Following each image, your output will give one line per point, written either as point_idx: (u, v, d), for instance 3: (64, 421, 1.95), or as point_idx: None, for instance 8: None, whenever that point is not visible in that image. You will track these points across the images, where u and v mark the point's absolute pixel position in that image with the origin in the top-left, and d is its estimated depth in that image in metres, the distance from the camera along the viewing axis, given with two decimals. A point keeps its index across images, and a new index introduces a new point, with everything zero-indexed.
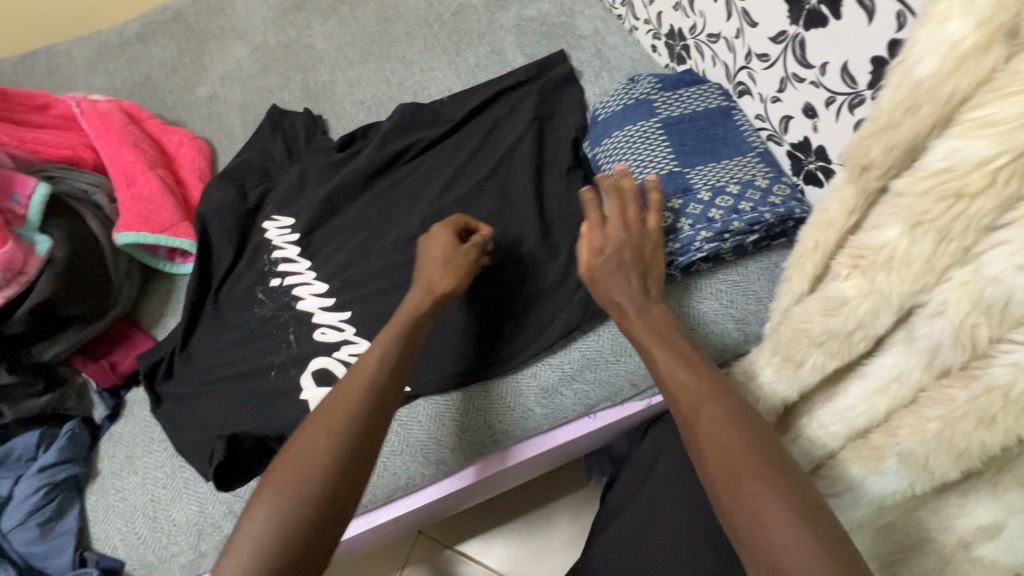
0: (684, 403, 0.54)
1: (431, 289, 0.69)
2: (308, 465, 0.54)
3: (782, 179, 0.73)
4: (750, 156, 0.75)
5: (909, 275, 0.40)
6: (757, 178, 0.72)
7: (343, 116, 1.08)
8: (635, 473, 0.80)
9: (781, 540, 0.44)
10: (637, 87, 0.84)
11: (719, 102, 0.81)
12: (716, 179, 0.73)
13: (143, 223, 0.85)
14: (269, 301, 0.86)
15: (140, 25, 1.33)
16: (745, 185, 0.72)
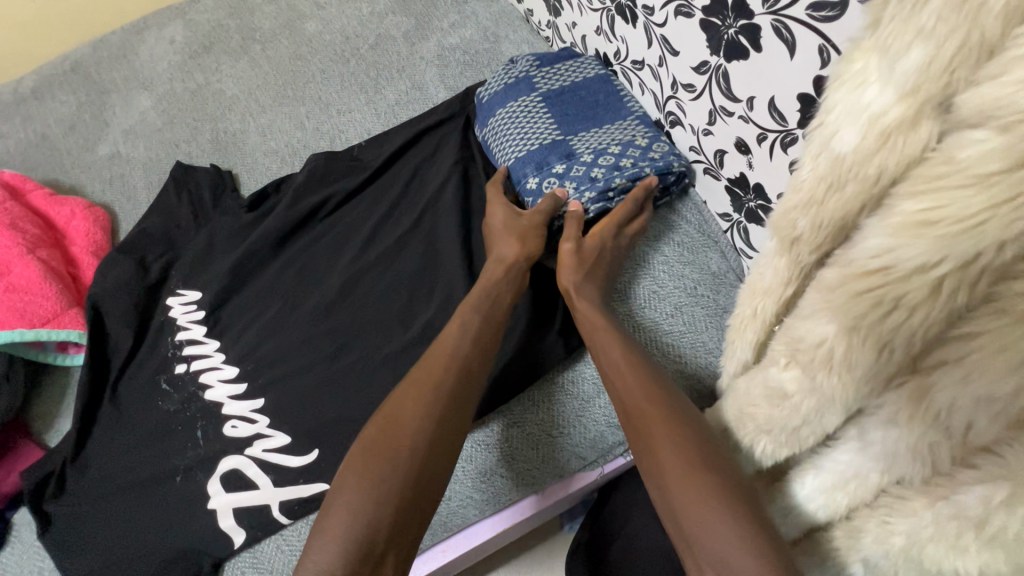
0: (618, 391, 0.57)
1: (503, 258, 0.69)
2: (394, 431, 0.55)
3: (660, 138, 0.74)
4: (630, 119, 0.76)
5: (852, 380, 0.33)
6: (637, 138, 0.74)
7: (255, 168, 0.98)
8: (601, 533, 0.72)
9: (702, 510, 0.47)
10: (516, 66, 0.83)
11: (597, 71, 0.81)
12: (598, 142, 0.74)
13: (18, 317, 0.75)
14: (173, 392, 0.76)
15: (36, 79, 1.22)
16: (626, 144, 0.73)
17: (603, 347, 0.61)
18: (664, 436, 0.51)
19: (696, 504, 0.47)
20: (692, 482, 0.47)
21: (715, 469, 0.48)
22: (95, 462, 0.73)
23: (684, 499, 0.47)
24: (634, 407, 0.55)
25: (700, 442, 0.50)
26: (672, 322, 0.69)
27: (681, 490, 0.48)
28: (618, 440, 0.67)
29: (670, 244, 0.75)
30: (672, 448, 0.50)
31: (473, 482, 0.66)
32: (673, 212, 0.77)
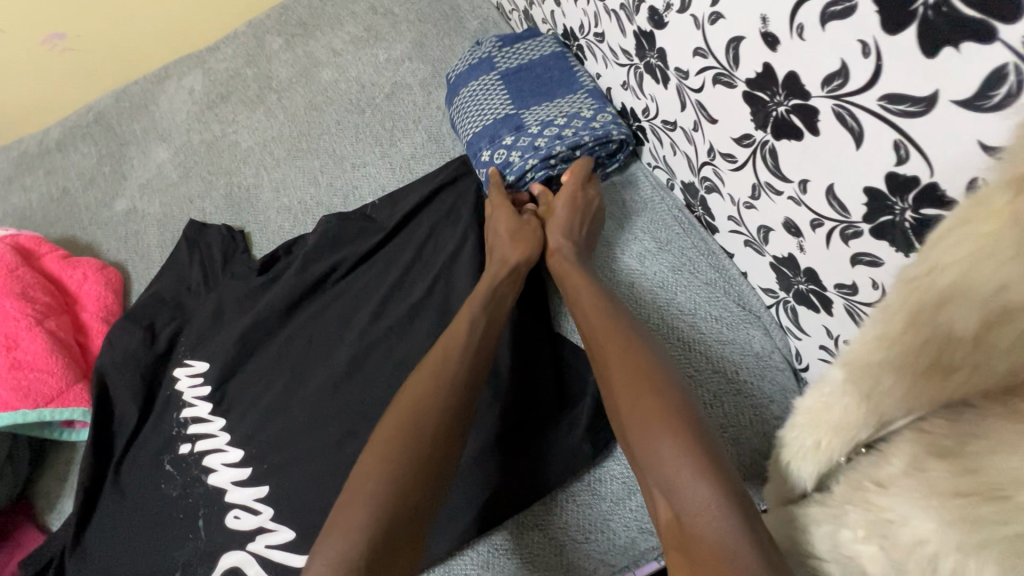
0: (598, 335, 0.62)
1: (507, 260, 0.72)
2: (430, 390, 0.60)
3: (606, 109, 0.78)
4: (580, 92, 0.80)
5: None
6: (583, 110, 0.78)
7: (268, 226, 0.96)
8: None
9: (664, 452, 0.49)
10: (480, 47, 0.90)
11: (553, 48, 0.86)
12: (547, 116, 0.79)
13: (23, 397, 0.73)
14: (177, 474, 0.72)
15: (61, 131, 1.23)
16: (572, 116, 0.78)
17: (578, 298, 0.67)
18: (622, 365, 0.57)
19: (644, 422, 0.51)
20: (643, 404, 0.52)
21: (661, 393, 0.53)
22: (95, 552, 0.69)
23: (632, 414, 0.53)
24: (599, 338, 0.61)
25: (653, 371, 0.55)
26: (719, 390, 0.63)
27: (632, 408, 0.53)
28: (652, 548, 0.60)
29: (705, 317, 0.68)
30: (626, 376, 0.56)
31: None
32: (709, 281, 0.70)
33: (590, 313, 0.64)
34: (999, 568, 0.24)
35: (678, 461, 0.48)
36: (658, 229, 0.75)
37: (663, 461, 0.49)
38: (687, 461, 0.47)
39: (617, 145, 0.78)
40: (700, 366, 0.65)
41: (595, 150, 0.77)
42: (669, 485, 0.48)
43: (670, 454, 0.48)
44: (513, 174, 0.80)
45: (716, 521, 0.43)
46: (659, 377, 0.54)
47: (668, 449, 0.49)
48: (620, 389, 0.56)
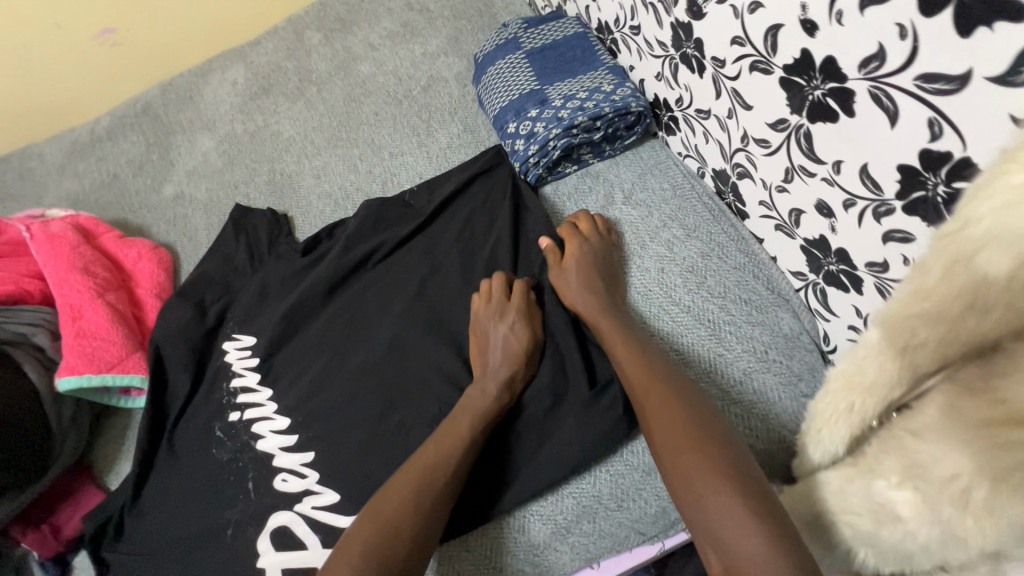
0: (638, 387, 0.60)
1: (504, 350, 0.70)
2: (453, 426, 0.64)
3: (625, 84, 0.83)
4: (601, 70, 0.86)
5: (992, 524, 0.28)
6: (603, 85, 0.83)
7: (309, 211, 1.00)
8: None
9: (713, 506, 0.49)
10: (507, 29, 0.95)
11: (575, 29, 0.92)
12: (570, 90, 0.84)
13: (87, 362, 0.78)
14: (227, 440, 0.76)
15: (111, 121, 1.29)
16: (594, 90, 0.82)
17: (611, 341, 0.66)
18: (666, 416, 0.57)
19: (693, 474, 0.51)
20: (692, 457, 0.52)
21: (708, 444, 0.53)
22: (154, 509, 0.73)
23: (679, 464, 0.53)
24: (639, 385, 0.60)
25: (701, 424, 0.55)
26: (749, 375, 0.66)
27: (678, 459, 0.53)
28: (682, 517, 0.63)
29: (735, 300, 0.70)
30: (672, 430, 0.55)
31: (525, 554, 0.63)
32: (738, 265, 0.72)
33: (630, 358, 0.63)
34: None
35: (727, 513, 0.48)
36: (688, 217, 0.78)
37: (711, 515, 0.48)
38: (736, 513, 0.47)
39: (635, 118, 0.83)
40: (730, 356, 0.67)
41: (614, 121, 0.81)
42: (719, 538, 0.47)
43: (722, 505, 0.48)
44: (537, 144, 0.82)
45: (761, 561, 0.44)
46: (706, 431, 0.54)
47: (717, 499, 0.49)
48: (667, 438, 0.55)
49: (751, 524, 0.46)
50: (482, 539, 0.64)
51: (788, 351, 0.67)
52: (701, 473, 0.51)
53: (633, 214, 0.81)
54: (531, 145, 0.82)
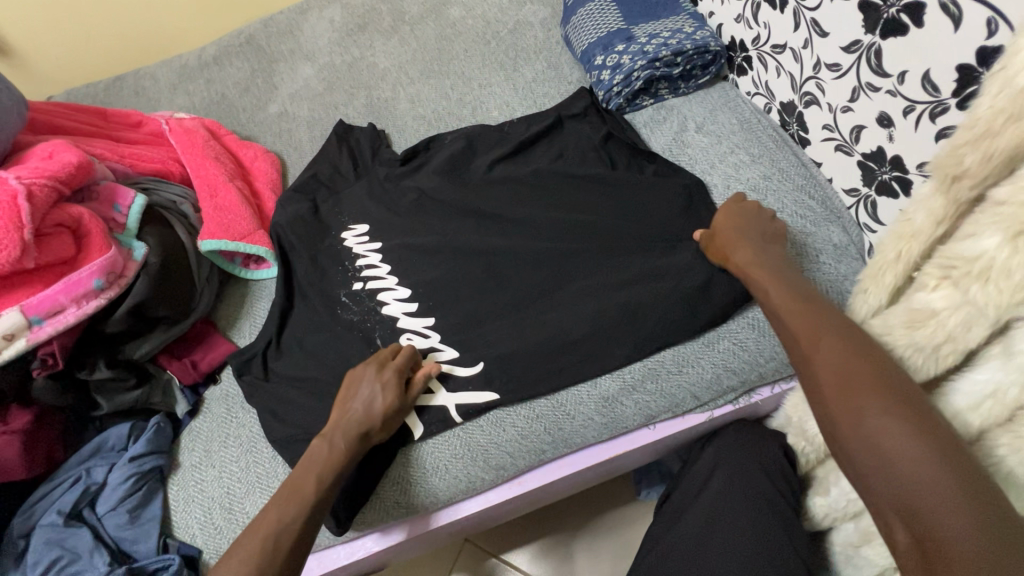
0: (804, 334, 0.53)
1: (377, 410, 0.70)
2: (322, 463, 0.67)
3: (705, 28, 0.93)
4: (682, 15, 0.96)
5: (1008, 286, 0.39)
6: (685, 27, 0.93)
7: (405, 130, 1.13)
8: (688, 488, 0.83)
9: (905, 468, 0.43)
10: None
11: None
12: (654, 30, 0.94)
13: (224, 231, 0.91)
14: (354, 304, 0.88)
15: (217, 48, 1.40)
16: (676, 31, 0.92)
17: (771, 295, 0.60)
18: (840, 366, 0.49)
19: (874, 432, 0.45)
20: (872, 413, 0.46)
21: (895, 396, 0.46)
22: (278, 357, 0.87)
23: (853, 417, 0.47)
24: (802, 335, 0.53)
25: (883, 376, 0.48)
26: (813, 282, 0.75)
27: (849, 411, 0.47)
28: (732, 385, 0.75)
29: (793, 216, 0.80)
30: (846, 378, 0.48)
31: (595, 406, 0.75)
32: (798, 186, 0.82)
33: (785, 309, 0.58)
34: None
35: (918, 481, 0.42)
36: (753, 146, 0.88)
37: (898, 476, 0.43)
38: (932, 480, 0.42)
39: (711, 57, 0.93)
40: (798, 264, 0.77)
41: (693, 58, 0.92)
42: (907, 508, 0.42)
43: (913, 467, 0.43)
44: (622, 74, 0.93)
45: (960, 537, 0.39)
46: (892, 383, 0.47)
47: (907, 462, 0.43)
48: (835, 387, 0.49)
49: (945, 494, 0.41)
50: (550, 403, 0.76)
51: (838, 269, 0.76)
52: (886, 431, 0.45)
53: (704, 141, 0.91)
54: (617, 75, 0.93)
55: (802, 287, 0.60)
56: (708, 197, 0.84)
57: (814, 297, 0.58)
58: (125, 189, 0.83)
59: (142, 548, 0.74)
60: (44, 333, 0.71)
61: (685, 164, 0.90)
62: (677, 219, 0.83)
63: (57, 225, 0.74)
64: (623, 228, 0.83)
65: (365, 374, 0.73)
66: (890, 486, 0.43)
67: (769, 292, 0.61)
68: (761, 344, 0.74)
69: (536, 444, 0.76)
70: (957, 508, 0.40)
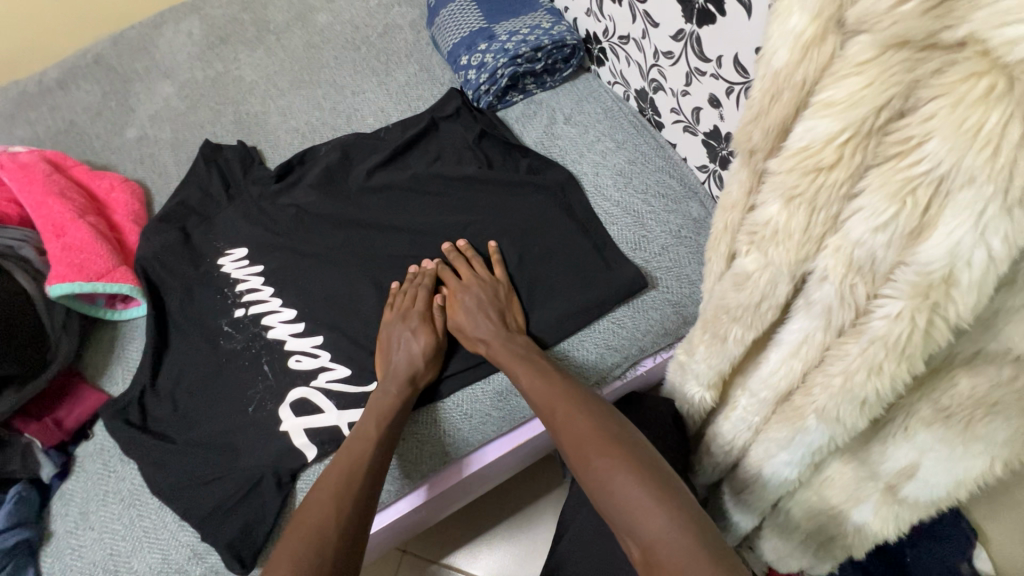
0: (546, 406, 0.64)
1: (412, 353, 0.74)
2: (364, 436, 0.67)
3: (561, 22, 0.96)
4: (540, 10, 0.98)
5: (793, 245, 0.44)
6: (542, 23, 0.96)
7: (278, 144, 1.08)
8: None
9: (626, 496, 0.51)
10: None
11: None
12: (513, 27, 0.96)
13: (77, 272, 0.83)
14: (236, 332, 0.84)
15: (60, 71, 1.27)
16: (534, 27, 0.95)
17: (512, 369, 0.70)
18: (577, 425, 0.60)
19: (599, 471, 0.54)
20: (599, 457, 0.55)
21: (615, 437, 0.57)
22: (160, 398, 0.81)
23: (585, 463, 0.56)
24: (545, 408, 0.65)
25: (604, 425, 0.59)
26: (675, 260, 0.81)
27: (584, 458, 0.56)
28: (617, 362, 0.78)
29: (655, 196, 0.86)
30: (578, 432, 0.59)
31: (492, 402, 0.77)
32: (658, 167, 0.88)
33: (530, 385, 0.67)
34: (803, 204, 0.41)
35: (633, 503, 0.50)
36: (616, 133, 0.92)
37: (623, 502, 0.51)
38: (644, 498, 0.50)
39: (570, 51, 0.96)
40: (657, 242, 0.82)
41: (552, 52, 0.95)
42: (631, 526, 0.50)
43: (631, 493, 0.51)
44: (487, 73, 0.95)
45: (668, 541, 0.47)
46: (613, 431, 0.58)
47: (628, 492, 0.51)
48: (573, 438, 0.59)
49: (657, 508, 0.49)
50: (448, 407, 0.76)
51: (698, 245, 0.82)
52: (608, 464, 0.54)
53: (572, 131, 0.95)
54: (482, 74, 0.95)
55: (543, 362, 0.71)
56: (579, 184, 0.88)
57: (553, 373, 0.68)
58: None
59: None
60: None
61: (557, 154, 0.93)
62: (552, 209, 0.85)
63: None
64: (503, 224, 0.85)
65: (387, 327, 0.78)
66: (618, 513, 0.51)
67: (517, 375, 0.70)
68: (637, 319, 0.78)
69: (439, 448, 0.75)
70: (678, 533, 0.47)
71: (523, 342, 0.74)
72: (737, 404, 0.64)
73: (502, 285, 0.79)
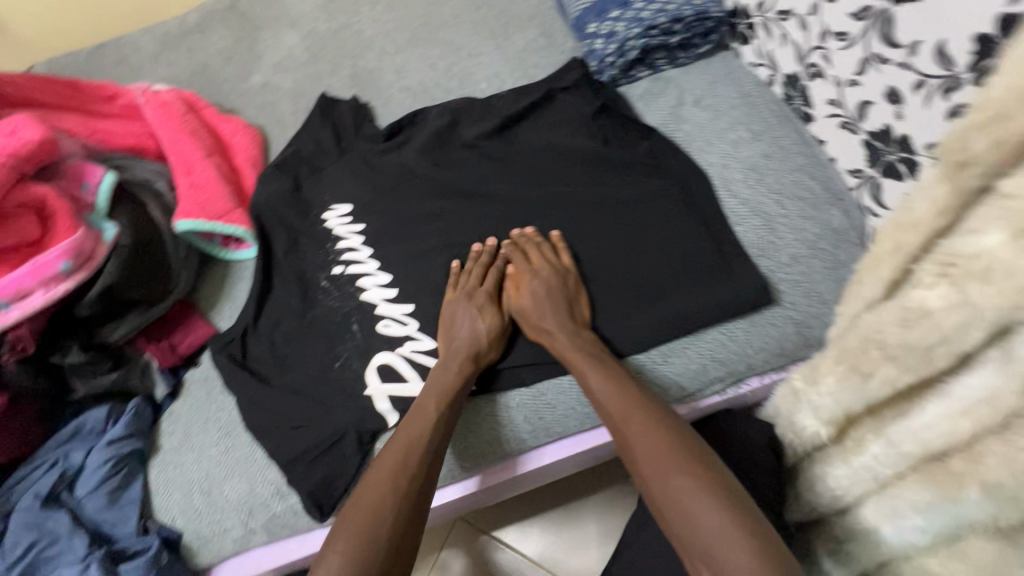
0: (617, 413, 0.63)
1: (469, 340, 0.72)
2: (409, 445, 0.65)
3: None
4: None
5: (1010, 286, 0.36)
6: None
7: (390, 102, 1.08)
8: None
9: (711, 526, 0.51)
10: None
11: None
12: None
13: (200, 210, 0.88)
14: (332, 289, 0.86)
15: (200, 15, 1.33)
16: None
17: (578, 366, 0.68)
18: (652, 440, 0.59)
19: (680, 495, 0.54)
20: (680, 477, 0.55)
21: (695, 458, 0.56)
22: (258, 341, 0.85)
23: (664, 482, 0.56)
24: (618, 415, 0.63)
25: (680, 441, 0.58)
26: (805, 274, 0.71)
27: (663, 476, 0.56)
28: (719, 377, 0.72)
29: (789, 198, 0.76)
30: (655, 449, 0.58)
31: (578, 397, 0.74)
32: (797, 165, 0.78)
33: (601, 386, 0.66)
34: None
35: (716, 531, 0.51)
36: (753, 122, 0.83)
37: (707, 533, 0.51)
38: (728, 530, 0.50)
39: (713, 23, 0.86)
40: (785, 252, 0.73)
41: (692, 25, 0.85)
42: (711, 557, 0.50)
43: (709, 516, 0.52)
44: (615, 44, 0.87)
45: None
46: (691, 448, 0.57)
47: (710, 524, 0.51)
48: (649, 454, 0.58)
49: (743, 545, 0.49)
50: (532, 396, 0.74)
51: (834, 260, 0.72)
52: (691, 488, 0.54)
53: (701, 116, 0.86)
54: (611, 44, 0.87)
55: (609, 360, 0.69)
56: (703, 176, 0.80)
57: (625, 376, 0.66)
58: (94, 167, 0.81)
59: (121, 530, 0.74)
60: (12, 317, 0.68)
61: (681, 140, 0.85)
62: (669, 201, 0.78)
63: (20, 206, 0.72)
64: (613, 211, 0.79)
65: (449, 304, 0.77)
66: (699, 542, 0.51)
67: (585, 376, 0.67)
68: (750, 334, 0.71)
69: (515, 435, 0.75)
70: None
71: (592, 340, 0.71)
72: (867, 451, 0.56)
73: (571, 274, 0.75)
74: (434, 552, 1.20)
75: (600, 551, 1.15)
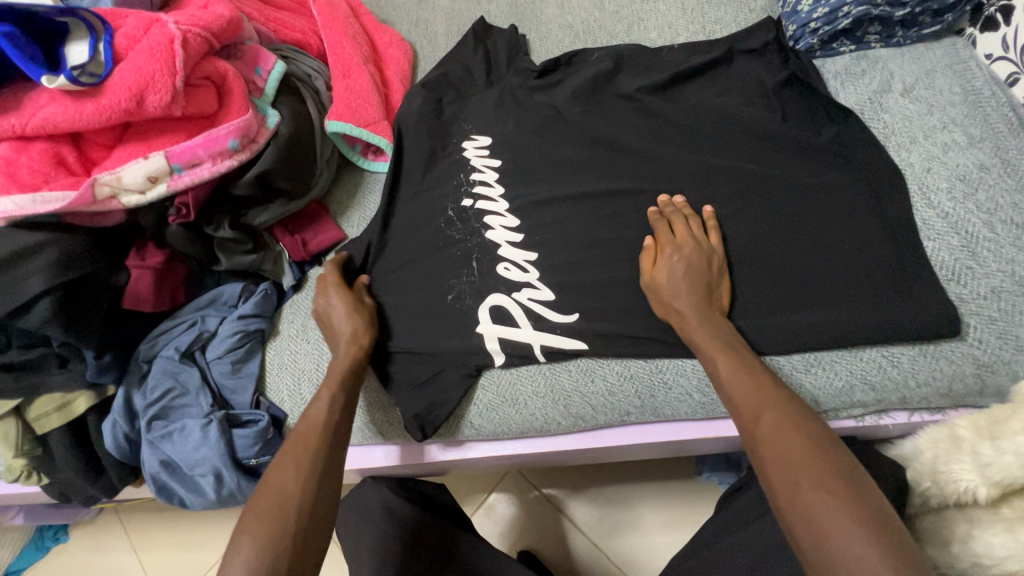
0: (746, 410, 0.58)
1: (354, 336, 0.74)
2: (315, 425, 0.66)
3: None
4: None
5: None
6: None
7: (548, 38, 1.02)
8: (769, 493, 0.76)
9: (848, 552, 0.47)
10: None
11: None
12: None
13: (351, 114, 0.89)
14: (458, 222, 0.82)
15: None
16: None
17: (706, 352, 0.63)
18: (785, 446, 0.54)
19: (812, 512, 0.50)
20: (813, 492, 0.50)
21: (835, 476, 0.51)
22: (382, 258, 0.85)
23: (793, 494, 0.51)
24: (748, 412, 0.58)
25: (818, 452, 0.53)
26: (1006, 314, 0.62)
27: (792, 488, 0.52)
28: (863, 401, 0.65)
29: (1005, 222, 0.65)
30: (788, 456, 0.53)
31: (699, 384, 0.70)
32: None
33: (729, 378, 0.61)
34: None
35: (854, 560, 0.46)
36: (974, 125, 0.70)
37: (842, 560, 0.47)
38: (869, 562, 0.46)
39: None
40: (988, 280, 0.63)
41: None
42: None
43: (849, 540, 0.47)
44: (825, 9, 0.76)
45: None
46: (832, 464, 0.52)
47: (847, 550, 0.47)
48: (778, 462, 0.54)
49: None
50: (649, 373, 0.71)
51: None
52: (827, 507, 0.49)
53: (911, 108, 0.74)
54: (821, 7, 0.76)
55: (744, 352, 0.63)
56: (900, 178, 0.69)
57: (760, 372, 0.61)
58: (268, 53, 0.83)
59: (238, 398, 0.81)
60: (183, 183, 0.73)
61: (878, 132, 0.74)
62: (853, 200, 0.69)
63: (204, 78, 0.75)
64: (781, 198, 0.71)
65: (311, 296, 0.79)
66: (829, 567, 0.47)
67: (714, 363, 0.62)
68: (917, 365, 0.63)
69: (621, 405, 0.73)
70: None
71: (725, 328, 0.65)
72: None
73: (717, 256, 0.69)
74: (487, 493, 1.23)
75: (651, 549, 1.12)
